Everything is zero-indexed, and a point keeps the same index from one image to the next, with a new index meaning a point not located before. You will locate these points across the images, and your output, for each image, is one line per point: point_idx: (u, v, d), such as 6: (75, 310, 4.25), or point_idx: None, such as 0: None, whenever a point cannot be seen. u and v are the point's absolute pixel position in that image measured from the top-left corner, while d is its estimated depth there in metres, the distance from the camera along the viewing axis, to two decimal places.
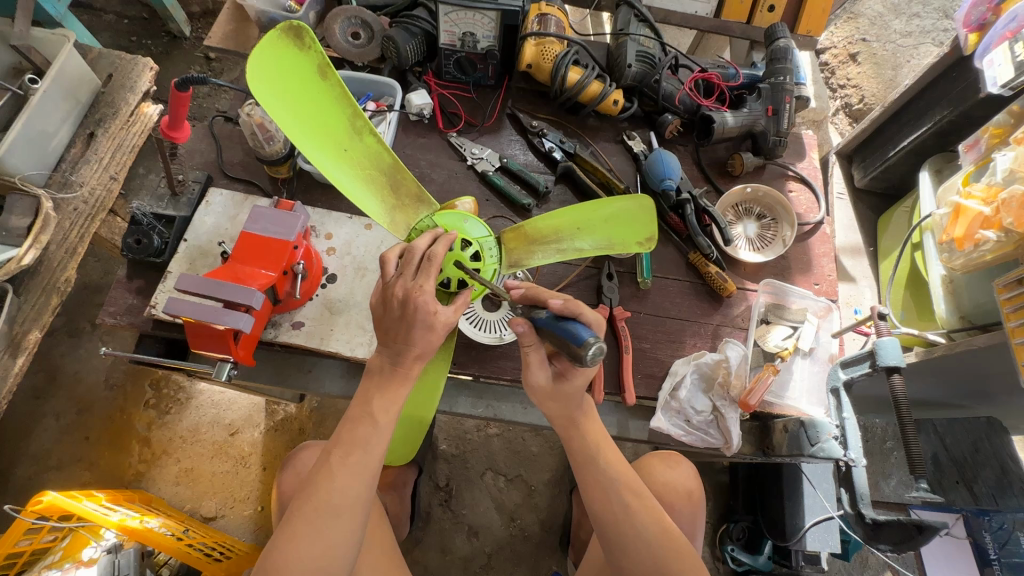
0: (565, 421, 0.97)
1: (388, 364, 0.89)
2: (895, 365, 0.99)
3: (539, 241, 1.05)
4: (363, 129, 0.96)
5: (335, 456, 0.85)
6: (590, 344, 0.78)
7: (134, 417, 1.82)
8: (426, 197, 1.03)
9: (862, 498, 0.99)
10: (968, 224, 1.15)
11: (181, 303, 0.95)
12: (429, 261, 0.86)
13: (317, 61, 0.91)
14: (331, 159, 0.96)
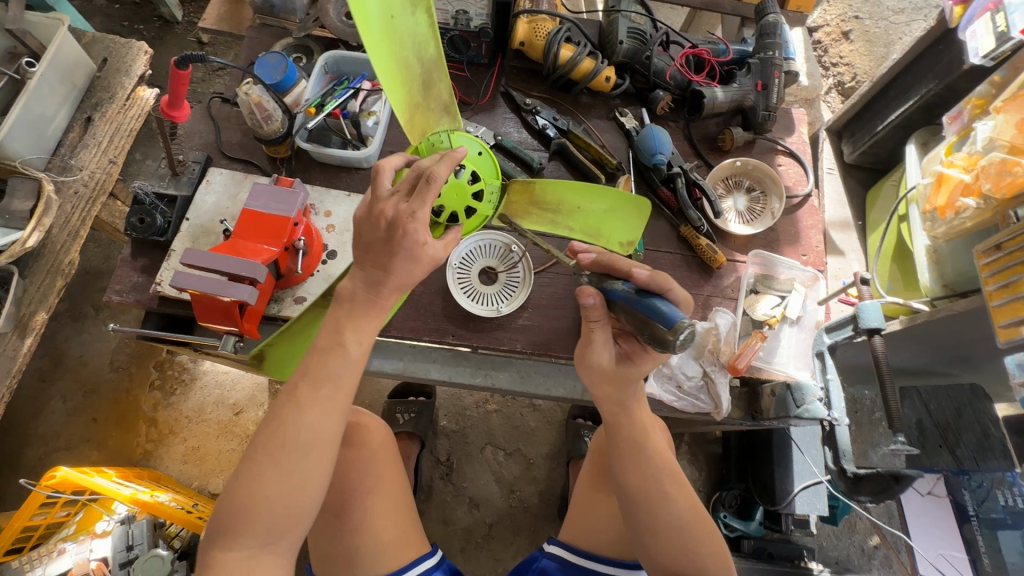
0: (615, 406, 0.94)
1: (363, 291, 0.85)
2: (877, 327, 1.04)
3: (541, 204, 1.06)
4: (420, 6, 0.89)
5: (303, 389, 0.80)
6: (682, 327, 0.76)
7: (140, 398, 1.86)
8: (450, 105, 1.01)
9: (844, 456, 1.19)
10: (950, 192, 1.20)
11: (187, 276, 0.98)
12: (428, 183, 0.81)
13: None
14: (383, 28, 0.87)
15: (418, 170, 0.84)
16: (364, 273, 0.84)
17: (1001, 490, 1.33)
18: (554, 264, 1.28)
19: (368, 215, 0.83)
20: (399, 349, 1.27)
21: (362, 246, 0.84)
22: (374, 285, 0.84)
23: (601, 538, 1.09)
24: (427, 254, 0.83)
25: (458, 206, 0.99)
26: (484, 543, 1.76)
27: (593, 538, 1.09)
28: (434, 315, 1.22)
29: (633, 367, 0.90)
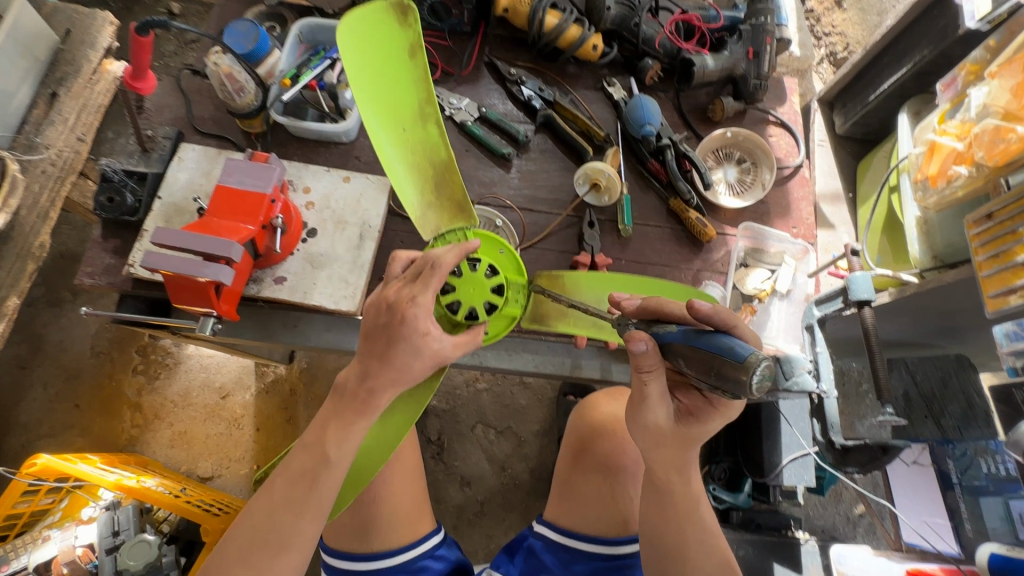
0: (677, 466, 0.90)
1: (355, 384, 0.86)
2: (866, 299, 1.03)
3: (575, 306, 1.08)
4: (429, 116, 1.02)
5: (277, 493, 0.83)
6: (754, 361, 0.68)
7: (123, 383, 1.83)
8: (466, 207, 1.05)
9: (834, 428, 1.08)
10: (942, 161, 1.18)
11: (159, 256, 0.94)
12: (433, 271, 0.87)
13: (409, 41, 0.99)
14: (387, 130, 1.02)
15: (425, 258, 0.91)
16: (360, 365, 0.87)
17: (985, 459, 1.32)
18: (542, 240, 1.26)
19: (377, 304, 0.89)
20: None
21: (367, 335, 0.88)
22: (367, 382, 0.86)
23: (585, 518, 1.08)
24: (428, 347, 0.86)
25: (476, 301, 0.98)
26: (477, 520, 1.77)
27: (577, 514, 1.09)
28: None
29: (696, 426, 0.86)
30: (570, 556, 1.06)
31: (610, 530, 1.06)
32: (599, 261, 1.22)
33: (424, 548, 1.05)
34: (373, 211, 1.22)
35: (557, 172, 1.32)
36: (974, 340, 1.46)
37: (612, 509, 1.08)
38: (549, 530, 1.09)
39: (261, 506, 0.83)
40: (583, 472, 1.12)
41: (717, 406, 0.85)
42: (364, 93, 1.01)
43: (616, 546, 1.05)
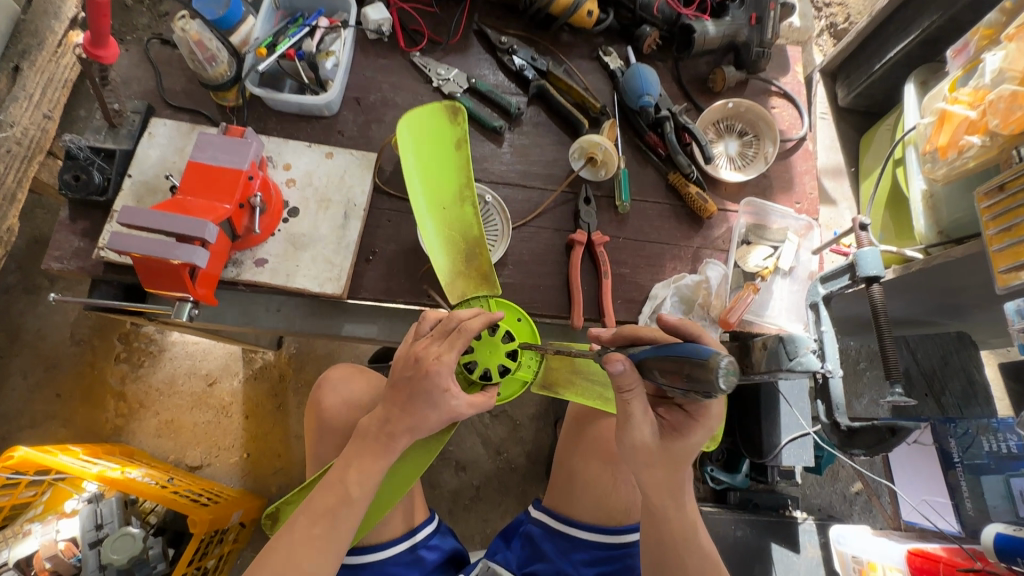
0: (666, 488, 0.87)
1: (377, 429, 0.84)
2: (875, 275, 0.99)
3: (581, 373, 1.04)
4: (467, 197, 1.07)
5: (302, 531, 0.79)
6: (717, 360, 0.64)
7: (106, 372, 1.77)
8: (491, 278, 1.07)
9: (839, 408, 1.01)
10: (953, 131, 1.12)
11: (127, 238, 0.88)
12: (460, 333, 0.83)
13: (456, 130, 1.06)
14: (428, 208, 1.06)
15: (449, 316, 0.87)
16: (384, 410, 0.85)
17: (987, 437, 1.31)
18: (535, 217, 1.20)
19: (404, 359, 0.85)
20: (374, 312, 1.19)
21: (390, 384, 0.85)
22: (389, 426, 0.84)
23: (584, 508, 1.05)
24: (446, 403, 0.83)
25: (492, 363, 0.98)
26: (473, 505, 1.74)
27: (577, 505, 1.05)
28: (408, 274, 1.15)
29: (680, 441, 0.85)
30: (571, 543, 1.03)
31: (608, 520, 1.04)
32: (596, 238, 1.17)
33: (417, 540, 1.01)
34: (358, 188, 1.16)
35: (551, 146, 1.26)
36: (977, 317, 1.43)
37: (610, 503, 1.04)
38: (549, 518, 1.06)
39: (277, 543, 0.78)
40: (583, 462, 1.08)
41: (697, 417, 0.86)
42: (412, 174, 1.05)
43: (620, 534, 1.03)
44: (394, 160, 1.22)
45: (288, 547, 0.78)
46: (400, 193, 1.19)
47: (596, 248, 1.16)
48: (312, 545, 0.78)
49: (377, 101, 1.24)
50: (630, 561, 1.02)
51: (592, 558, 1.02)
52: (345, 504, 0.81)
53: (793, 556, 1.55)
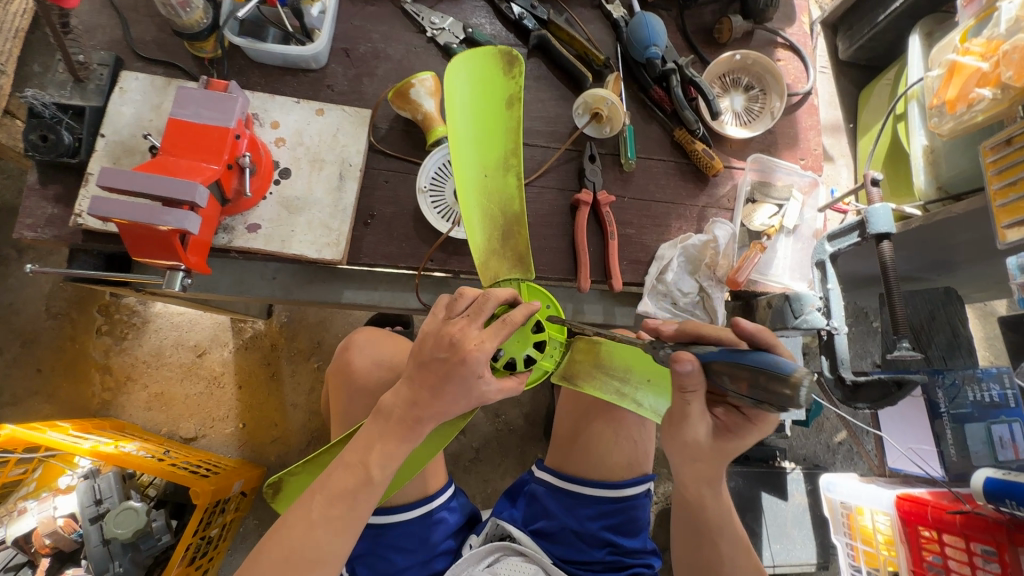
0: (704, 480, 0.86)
1: (400, 414, 0.81)
2: (885, 232, 0.99)
3: (605, 368, 0.96)
4: (513, 166, 0.99)
5: (319, 511, 0.77)
6: (802, 377, 0.56)
7: (88, 345, 1.71)
8: (526, 259, 1.01)
9: (843, 363, 1.02)
10: (963, 84, 1.11)
11: (109, 203, 0.82)
12: (503, 324, 0.79)
13: (510, 93, 0.97)
14: (473, 171, 0.98)
15: (487, 296, 0.82)
16: (410, 391, 0.81)
17: (971, 387, 1.36)
18: (539, 177, 1.16)
19: (435, 340, 0.80)
20: (374, 277, 1.15)
21: (418, 363, 0.81)
22: (414, 411, 0.80)
23: (589, 464, 1.05)
24: (479, 390, 0.81)
25: (519, 351, 0.92)
26: (473, 466, 1.76)
27: (581, 463, 1.06)
28: (409, 238, 1.10)
29: (734, 441, 0.79)
30: (575, 499, 1.03)
31: (610, 476, 1.05)
32: (602, 199, 1.13)
33: (423, 509, 1.00)
34: (352, 147, 1.09)
35: (553, 101, 1.21)
36: (963, 272, 1.47)
37: (609, 460, 1.05)
38: (553, 477, 1.07)
39: (294, 525, 0.76)
40: (587, 421, 1.09)
41: (754, 420, 0.78)
42: (463, 134, 0.97)
43: (621, 490, 1.03)
44: (389, 117, 1.15)
45: (302, 526, 0.75)
46: (396, 152, 1.14)
47: (602, 209, 1.14)
48: (323, 532, 0.76)
49: (367, 53, 1.16)
50: (633, 513, 1.04)
51: (596, 512, 1.03)
52: (357, 488, 0.78)
53: (782, 503, 1.62)
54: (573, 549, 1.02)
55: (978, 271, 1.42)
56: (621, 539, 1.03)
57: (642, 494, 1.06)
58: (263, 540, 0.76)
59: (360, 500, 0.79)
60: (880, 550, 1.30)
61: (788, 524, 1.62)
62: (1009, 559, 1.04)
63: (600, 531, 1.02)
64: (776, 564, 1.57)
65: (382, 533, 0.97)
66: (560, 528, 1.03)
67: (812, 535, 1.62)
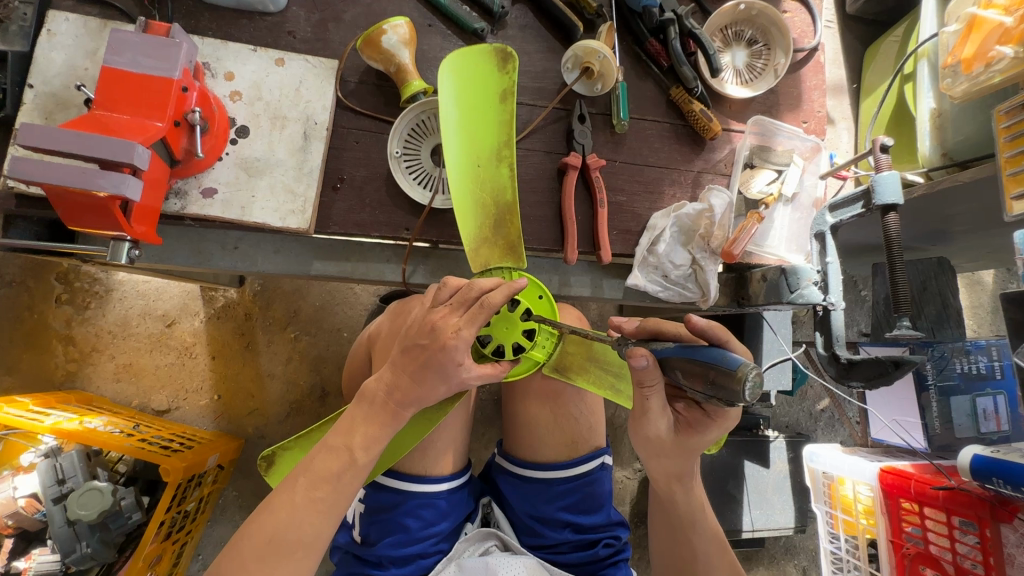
0: (675, 477, 0.85)
1: (384, 398, 0.75)
2: (891, 204, 0.93)
3: (599, 362, 0.92)
4: (505, 159, 0.92)
5: (302, 494, 0.70)
6: (746, 372, 0.59)
7: (48, 315, 1.61)
8: (518, 249, 0.93)
9: (838, 340, 0.98)
10: (982, 41, 1.02)
11: (34, 164, 0.72)
12: (481, 308, 0.73)
13: (505, 86, 0.91)
14: (461, 163, 0.92)
15: (472, 284, 0.77)
16: (391, 375, 0.75)
17: (960, 359, 1.35)
18: (524, 138, 1.07)
19: (418, 328, 0.75)
20: (346, 248, 1.06)
21: (401, 349, 0.76)
22: (397, 395, 0.75)
23: (532, 447, 0.98)
24: (458, 376, 0.75)
25: (506, 339, 0.90)
26: None
27: (526, 446, 0.99)
28: (383, 205, 1.01)
29: (696, 437, 0.80)
30: (524, 484, 0.98)
31: (562, 454, 0.97)
32: (591, 162, 1.05)
33: (447, 486, 0.95)
34: (318, 104, 0.99)
35: (539, 54, 1.10)
36: (959, 242, 1.43)
37: (562, 435, 0.98)
38: (505, 461, 1.02)
39: (278, 504, 0.69)
40: (523, 403, 1.00)
41: (714, 416, 0.79)
42: (453, 128, 0.91)
43: (574, 468, 0.96)
44: (359, 69, 1.03)
45: (286, 509, 0.68)
46: (367, 110, 1.03)
47: (591, 173, 1.06)
48: (307, 513, 0.69)
49: None
50: (591, 489, 0.97)
51: (549, 495, 0.96)
52: (343, 472, 0.72)
53: (764, 471, 1.63)
54: (537, 534, 0.97)
55: (978, 241, 1.38)
56: (581, 517, 0.97)
57: (598, 469, 0.98)
58: (244, 523, 0.69)
59: (347, 484, 0.72)
60: (860, 519, 1.31)
61: (768, 490, 1.64)
62: (990, 533, 1.05)
63: (557, 513, 0.96)
64: (756, 529, 1.60)
65: (403, 503, 0.92)
66: (518, 511, 0.98)
67: (792, 501, 1.63)
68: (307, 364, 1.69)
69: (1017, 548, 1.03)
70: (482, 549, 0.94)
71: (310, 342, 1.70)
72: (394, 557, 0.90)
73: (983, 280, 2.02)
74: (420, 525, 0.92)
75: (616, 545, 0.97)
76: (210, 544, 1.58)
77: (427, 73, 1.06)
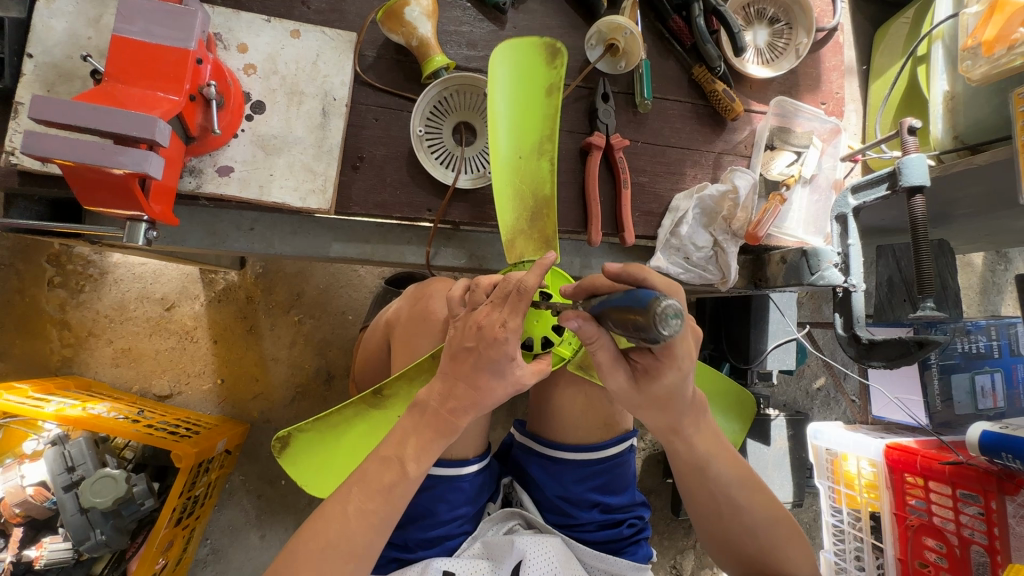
0: (669, 428, 0.78)
1: (438, 406, 0.74)
2: (918, 185, 0.94)
3: None
4: (548, 151, 0.91)
5: (354, 505, 0.70)
6: (655, 307, 0.52)
7: (40, 299, 1.56)
8: (554, 242, 0.91)
9: (859, 322, 0.99)
10: (1005, 23, 1.02)
11: (48, 139, 0.68)
12: (519, 295, 0.69)
13: (552, 80, 0.90)
14: (506, 153, 0.90)
15: (507, 277, 0.74)
16: (443, 385, 0.74)
17: (962, 339, 1.38)
18: None
19: (463, 330, 0.73)
20: (362, 229, 1.03)
21: (450, 355, 0.74)
22: (451, 404, 0.74)
23: (564, 427, 0.98)
24: (498, 378, 0.73)
25: (537, 332, 0.90)
26: None
27: (555, 427, 0.99)
28: (404, 185, 0.99)
29: (656, 383, 0.72)
30: (555, 465, 0.97)
31: (591, 437, 0.98)
32: (615, 142, 1.03)
33: (475, 467, 0.95)
34: (336, 78, 0.95)
35: (561, 30, 1.08)
36: (961, 225, 1.45)
37: (591, 420, 0.98)
38: (531, 441, 1.01)
39: (328, 514, 0.69)
40: (555, 388, 0.99)
41: (665, 356, 0.70)
42: (500, 115, 0.89)
43: (604, 450, 0.97)
44: (377, 43, 1.00)
45: (338, 520, 0.69)
46: (385, 86, 0.99)
47: (615, 154, 1.04)
48: (356, 525, 0.69)
49: None
50: (618, 470, 0.98)
51: (578, 475, 0.97)
52: (390, 483, 0.71)
53: (765, 448, 1.66)
54: (563, 514, 0.97)
55: (979, 223, 1.40)
56: (609, 497, 0.98)
57: (626, 451, 1.00)
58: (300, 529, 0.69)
59: (398, 497, 0.72)
60: (862, 492, 1.35)
61: (768, 466, 1.67)
62: (994, 505, 1.09)
63: (586, 493, 0.96)
64: None
65: (431, 487, 0.91)
66: (546, 492, 0.98)
67: (791, 476, 1.67)
68: (312, 348, 1.67)
69: (1015, 518, 1.07)
70: (506, 528, 0.96)
71: (314, 326, 1.67)
72: (421, 539, 0.90)
73: (974, 262, 2.07)
74: (447, 508, 0.92)
75: (639, 524, 1.00)
76: (217, 529, 1.56)
77: (447, 48, 1.03)
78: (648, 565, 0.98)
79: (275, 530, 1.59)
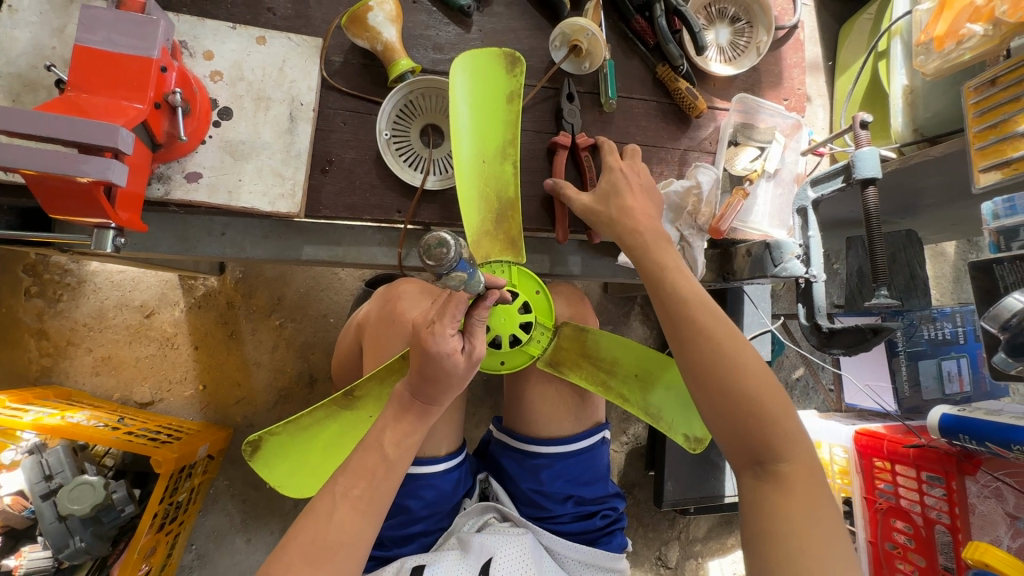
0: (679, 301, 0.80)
1: (410, 396, 0.75)
2: (870, 177, 0.99)
3: (592, 357, 0.96)
4: (512, 154, 0.94)
5: (342, 491, 0.69)
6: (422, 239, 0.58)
7: (18, 309, 1.55)
8: (520, 243, 0.94)
9: (820, 311, 1.04)
10: (954, 19, 1.06)
11: (10, 148, 0.68)
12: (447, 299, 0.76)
13: (510, 85, 0.93)
14: (471, 156, 0.92)
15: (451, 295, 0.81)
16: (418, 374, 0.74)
17: (928, 326, 1.40)
18: None
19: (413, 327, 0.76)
20: (334, 232, 1.05)
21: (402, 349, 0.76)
22: (426, 395, 0.74)
23: (536, 422, 1.00)
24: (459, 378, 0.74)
25: (505, 331, 0.93)
26: None
27: (529, 424, 1.01)
28: (374, 187, 1.00)
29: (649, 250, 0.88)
30: (529, 459, 0.99)
31: (563, 432, 1.00)
32: (580, 142, 1.04)
33: (450, 464, 0.96)
34: (302, 84, 0.97)
35: (527, 32, 1.09)
36: (926, 215, 1.49)
37: (562, 416, 1.00)
38: (507, 437, 1.03)
39: (318, 507, 0.68)
40: (527, 385, 1.01)
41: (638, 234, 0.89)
42: (464, 118, 0.91)
43: (576, 444, 0.99)
44: (344, 48, 1.01)
45: (326, 513, 0.67)
46: (353, 90, 1.01)
47: (581, 152, 1.05)
48: (346, 513, 0.67)
49: None
50: (590, 462, 1.01)
51: (551, 470, 0.98)
52: (376, 469, 0.71)
53: None
54: (537, 507, 0.99)
55: (943, 213, 1.44)
56: (582, 489, 1.00)
57: (597, 444, 1.02)
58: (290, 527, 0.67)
59: (380, 488, 0.71)
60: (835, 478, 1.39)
61: None
62: (956, 486, 1.12)
63: (559, 487, 0.98)
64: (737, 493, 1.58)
65: (407, 484, 0.93)
66: (520, 486, 1.00)
67: None
68: (294, 351, 1.67)
69: (977, 498, 1.10)
70: (482, 522, 0.96)
71: (295, 329, 1.68)
72: (397, 535, 0.93)
73: (946, 251, 2.12)
74: (422, 505, 0.94)
75: (613, 515, 1.02)
76: (202, 534, 1.57)
77: (414, 52, 1.04)
78: (622, 555, 1.00)
79: (261, 534, 1.59)
